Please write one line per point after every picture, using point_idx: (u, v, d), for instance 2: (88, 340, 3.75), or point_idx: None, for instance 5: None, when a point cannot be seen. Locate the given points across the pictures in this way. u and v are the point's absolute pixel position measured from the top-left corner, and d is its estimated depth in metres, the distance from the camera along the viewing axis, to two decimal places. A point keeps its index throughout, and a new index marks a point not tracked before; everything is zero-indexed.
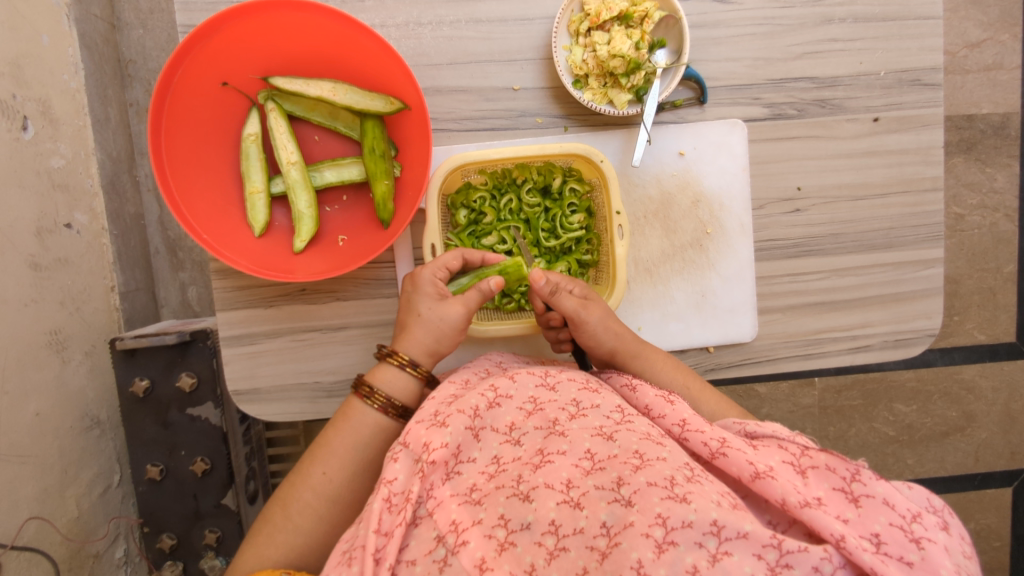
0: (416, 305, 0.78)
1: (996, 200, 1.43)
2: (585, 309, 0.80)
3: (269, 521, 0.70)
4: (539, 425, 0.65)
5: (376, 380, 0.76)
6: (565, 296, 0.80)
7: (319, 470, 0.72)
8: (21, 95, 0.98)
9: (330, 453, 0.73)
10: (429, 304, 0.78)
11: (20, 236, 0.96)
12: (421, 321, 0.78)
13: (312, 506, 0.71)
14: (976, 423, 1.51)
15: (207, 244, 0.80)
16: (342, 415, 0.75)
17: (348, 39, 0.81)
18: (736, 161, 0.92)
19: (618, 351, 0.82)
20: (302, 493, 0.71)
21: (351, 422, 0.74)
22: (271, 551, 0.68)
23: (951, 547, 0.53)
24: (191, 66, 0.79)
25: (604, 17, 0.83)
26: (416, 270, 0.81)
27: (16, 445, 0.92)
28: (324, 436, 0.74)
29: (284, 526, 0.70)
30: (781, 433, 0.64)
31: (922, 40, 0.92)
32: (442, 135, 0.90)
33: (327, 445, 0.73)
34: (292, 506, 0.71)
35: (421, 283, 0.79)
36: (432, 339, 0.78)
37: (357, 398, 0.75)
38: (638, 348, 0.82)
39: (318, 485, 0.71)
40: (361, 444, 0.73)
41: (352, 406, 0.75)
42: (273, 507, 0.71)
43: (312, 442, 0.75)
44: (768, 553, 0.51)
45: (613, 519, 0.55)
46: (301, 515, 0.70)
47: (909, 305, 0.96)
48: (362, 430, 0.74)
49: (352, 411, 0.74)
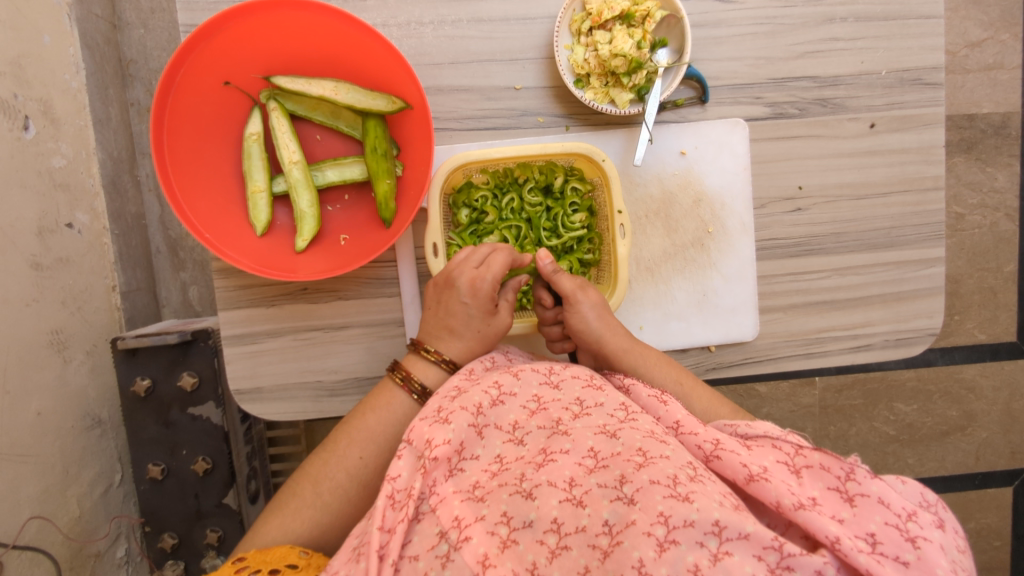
0: (479, 323, 0.79)
1: (996, 200, 1.44)
2: (583, 291, 0.82)
3: (297, 495, 0.71)
4: (543, 424, 0.66)
5: (413, 368, 0.78)
6: (564, 277, 0.84)
7: (357, 453, 0.73)
8: (22, 94, 0.98)
9: (370, 437, 0.74)
10: (488, 321, 0.79)
11: (21, 236, 0.96)
12: (475, 330, 0.79)
13: (343, 488, 0.71)
14: (977, 423, 1.52)
15: (210, 243, 0.80)
16: (383, 399, 0.76)
17: (350, 39, 0.81)
18: (737, 161, 0.93)
19: (609, 343, 0.81)
20: (336, 473, 0.72)
21: (392, 409, 0.75)
22: (295, 525, 0.69)
23: (947, 546, 0.53)
24: (193, 65, 0.79)
25: (605, 16, 0.83)
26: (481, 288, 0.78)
27: (18, 445, 0.92)
28: (365, 419, 0.75)
29: (313, 503, 0.70)
30: (774, 433, 0.65)
31: (924, 39, 0.92)
32: (443, 134, 0.90)
33: (368, 429, 0.74)
34: (323, 484, 0.71)
35: (487, 302, 0.79)
36: (482, 347, 0.80)
37: (402, 388, 0.76)
38: (630, 344, 0.82)
39: (353, 467, 0.72)
40: (399, 432, 0.75)
41: (396, 395, 0.76)
42: (302, 481, 0.72)
43: (349, 423, 0.75)
44: (769, 555, 0.51)
45: (615, 517, 0.55)
46: (331, 494, 0.71)
47: (911, 304, 0.96)
48: (403, 418, 0.75)
49: (396, 400, 0.76)
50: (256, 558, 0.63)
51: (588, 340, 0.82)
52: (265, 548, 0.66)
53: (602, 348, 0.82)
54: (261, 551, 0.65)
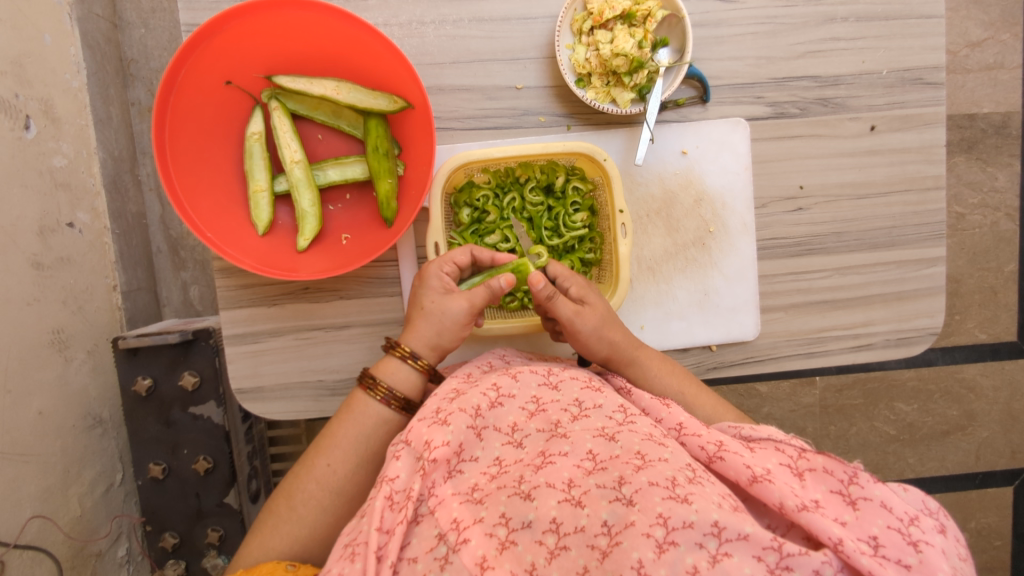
0: (420, 298, 0.78)
1: (996, 199, 1.44)
2: (581, 316, 0.78)
3: (274, 512, 0.72)
4: (541, 427, 0.66)
5: (381, 372, 0.76)
6: (562, 301, 0.78)
7: (323, 462, 0.73)
8: (23, 94, 0.98)
9: (334, 445, 0.73)
10: (433, 297, 0.77)
11: (23, 235, 0.96)
12: (428, 315, 0.77)
13: (317, 498, 0.71)
14: (977, 422, 1.52)
15: (211, 242, 0.80)
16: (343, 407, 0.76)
17: (352, 38, 0.81)
18: (739, 160, 0.93)
19: (613, 357, 0.81)
20: (306, 485, 0.72)
21: (355, 414, 0.75)
22: (276, 541, 0.70)
23: (948, 550, 0.53)
24: (195, 64, 0.79)
25: (607, 16, 0.83)
26: (423, 265, 0.80)
27: (19, 444, 0.92)
28: (329, 428, 0.75)
29: (289, 518, 0.71)
30: (778, 436, 0.65)
31: (925, 38, 0.92)
32: (445, 134, 0.90)
33: (330, 437, 0.74)
34: (296, 497, 0.71)
35: (427, 278, 0.79)
36: (434, 333, 0.77)
37: (362, 390, 0.75)
38: (633, 355, 0.81)
39: (321, 476, 0.72)
40: (364, 436, 0.74)
41: (357, 399, 0.75)
42: (278, 499, 0.72)
43: (317, 434, 0.76)
44: (768, 555, 0.51)
45: (613, 518, 0.55)
46: (306, 506, 0.71)
47: (912, 303, 0.96)
48: (368, 423, 0.74)
49: (356, 403, 0.75)
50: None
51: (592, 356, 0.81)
52: (249, 567, 0.67)
53: (606, 364, 0.81)
54: (247, 570, 0.65)
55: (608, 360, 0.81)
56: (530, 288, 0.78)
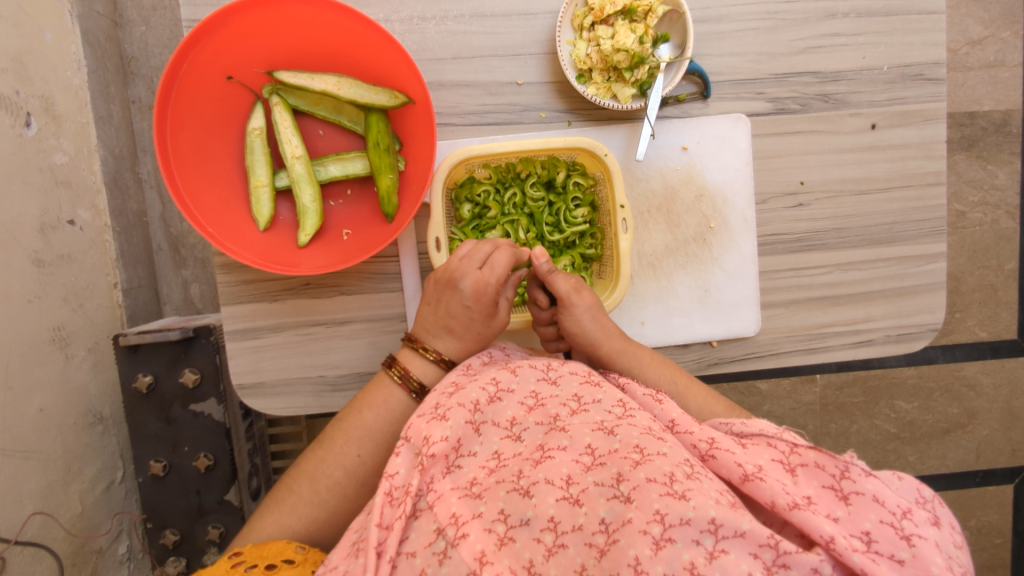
0: (474, 326, 0.78)
1: (997, 197, 1.44)
2: (578, 293, 0.81)
3: (294, 492, 0.71)
4: (540, 421, 0.66)
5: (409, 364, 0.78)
6: (560, 277, 0.82)
7: (355, 451, 0.73)
8: (24, 91, 0.98)
9: (368, 435, 0.74)
10: (486, 323, 0.79)
11: (23, 232, 0.96)
12: (482, 338, 0.80)
13: (341, 485, 0.72)
14: (977, 420, 1.52)
15: (212, 237, 0.80)
16: (380, 396, 0.76)
17: (353, 33, 0.81)
18: (739, 156, 0.93)
19: (604, 345, 0.81)
20: (333, 471, 0.72)
21: (390, 407, 0.75)
22: (293, 521, 0.69)
23: (942, 543, 0.53)
24: (197, 59, 0.79)
25: (607, 11, 0.83)
26: (473, 291, 0.77)
27: (20, 440, 0.92)
28: (361, 416, 0.75)
29: (311, 500, 0.70)
30: (769, 431, 0.65)
31: (926, 34, 0.92)
32: (446, 129, 0.90)
33: (364, 426, 0.74)
34: (321, 482, 0.71)
35: (481, 305, 0.77)
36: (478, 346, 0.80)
37: (403, 390, 0.76)
38: (624, 345, 0.81)
39: (351, 465, 0.72)
40: (398, 430, 0.75)
41: (394, 393, 0.76)
42: (299, 478, 0.72)
43: (343, 419, 0.75)
44: (764, 553, 0.51)
45: (611, 516, 0.56)
46: (329, 492, 0.71)
47: (912, 299, 0.96)
48: (401, 417, 0.75)
49: (394, 397, 0.76)
50: (251, 554, 0.63)
51: (583, 342, 0.81)
52: (260, 543, 0.66)
53: (596, 349, 0.81)
54: (258, 546, 0.65)
55: (598, 343, 0.81)
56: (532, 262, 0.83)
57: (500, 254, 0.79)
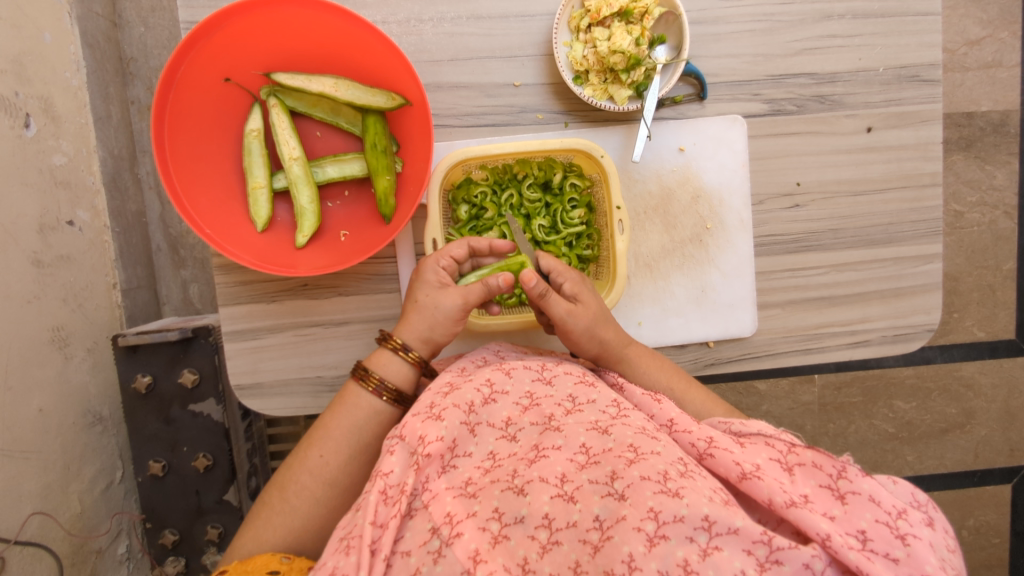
0: (415, 291, 0.79)
1: (996, 197, 1.44)
2: (573, 315, 0.78)
3: (267, 504, 0.72)
4: (535, 421, 0.66)
5: (375, 365, 0.77)
6: (555, 300, 0.78)
7: (317, 453, 0.73)
8: (24, 92, 0.99)
9: (326, 437, 0.74)
10: (428, 291, 0.78)
11: (23, 233, 0.96)
12: (420, 308, 0.78)
13: (309, 489, 0.72)
14: (976, 420, 1.52)
15: (210, 238, 0.81)
16: (338, 398, 0.77)
17: (350, 35, 0.81)
18: (736, 157, 0.93)
19: (604, 355, 0.81)
20: (299, 476, 0.72)
21: (348, 406, 0.75)
22: (269, 533, 0.70)
23: (936, 544, 0.54)
24: (194, 61, 0.79)
25: (604, 13, 0.83)
26: (422, 260, 0.81)
27: (19, 440, 0.92)
28: (322, 419, 0.76)
29: (282, 509, 0.71)
30: (767, 430, 0.65)
31: (921, 36, 0.92)
32: (443, 131, 0.90)
33: (324, 428, 0.74)
34: (289, 489, 0.72)
35: (424, 271, 0.80)
36: (425, 327, 0.78)
37: (355, 381, 0.76)
38: (624, 354, 0.81)
39: (314, 468, 0.72)
40: (359, 428, 0.74)
41: (350, 390, 0.76)
42: (272, 489, 0.73)
43: (310, 427, 0.76)
44: (758, 549, 0.51)
45: (606, 513, 0.56)
46: (298, 497, 0.71)
47: (909, 300, 0.96)
48: (361, 413, 0.75)
49: (349, 395, 0.76)
50: (236, 570, 0.63)
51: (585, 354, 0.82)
52: (242, 559, 0.67)
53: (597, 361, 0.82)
54: (242, 562, 0.65)
55: (598, 358, 0.81)
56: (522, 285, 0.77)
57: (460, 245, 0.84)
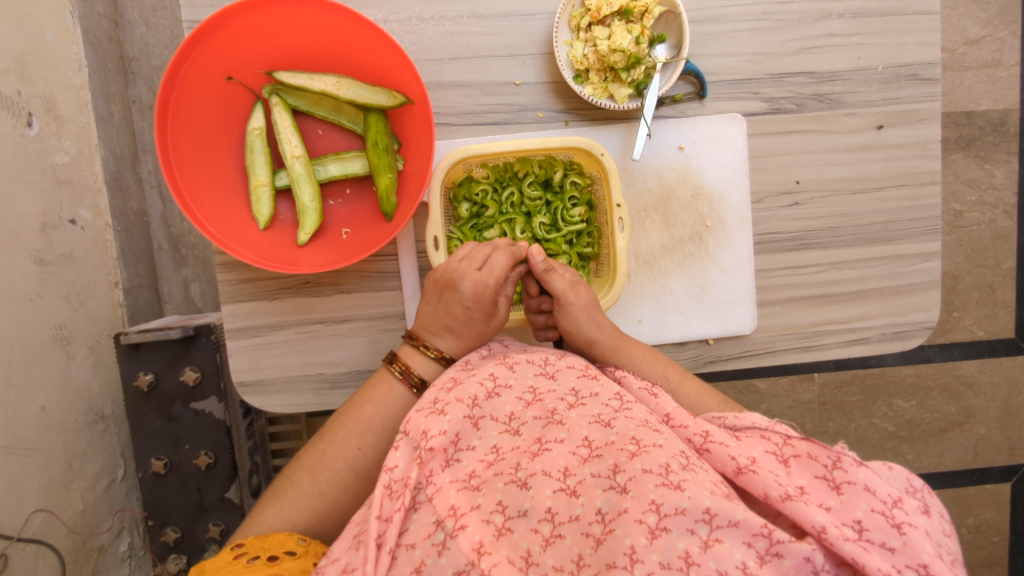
0: (473, 322, 0.79)
1: (995, 196, 1.44)
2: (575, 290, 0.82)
3: (295, 483, 0.71)
4: (538, 415, 0.66)
5: (410, 360, 0.80)
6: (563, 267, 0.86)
7: (356, 444, 0.74)
8: (26, 91, 0.99)
9: (369, 429, 0.75)
10: (486, 320, 0.80)
11: (25, 231, 0.96)
12: (479, 334, 0.81)
13: (341, 477, 0.73)
14: (976, 418, 1.52)
15: (213, 236, 0.81)
16: (380, 390, 0.77)
17: (351, 33, 0.82)
18: (735, 155, 0.93)
19: (597, 342, 0.82)
20: (335, 463, 0.73)
21: (390, 401, 0.77)
22: (295, 513, 0.70)
23: (932, 531, 0.54)
24: (197, 60, 0.79)
25: (604, 12, 0.84)
26: (473, 284, 0.78)
27: (22, 438, 0.93)
28: (359, 409, 0.76)
29: (311, 492, 0.71)
30: (762, 424, 0.65)
31: (920, 34, 0.93)
32: (444, 129, 0.91)
33: (365, 420, 0.75)
34: (321, 473, 0.72)
35: (482, 300, 0.78)
36: (478, 344, 0.82)
37: (404, 386, 0.78)
38: (616, 342, 0.82)
39: (351, 458, 0.73)
40: (397, 423, 0.76)
41: (393, 386, 0.77)
42: (300, 470, 0.72)
43: (344, 414, 0.76)
44: (758, 542, 0.52)
45: (608, 506, 0.56)
46: (330, 484, 0.72)
47: (907, 298, 0.97)
48: (404, 411, 0.77)
49: (393, 391, 0.77)
50: (254, 544, 0.64)
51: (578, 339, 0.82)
52: (268, 534, 0.66)
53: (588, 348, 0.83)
54: (263, 537, 0.66)
55: (593, 342, 0.82)
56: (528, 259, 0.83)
57: (499, 254, 0.81)
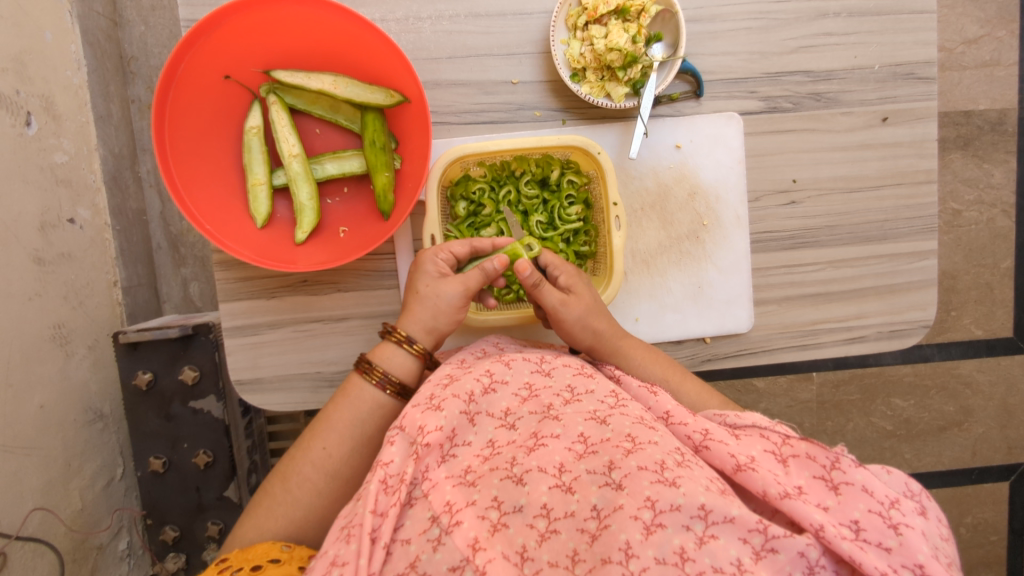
0: (415, 282, 0.80)
1: (993, 196, 1.44)
2: (566, 304, 0.80)
3: (270, 493, 0.73)
4: (534, 410, 0.66)
5: (379, 358, 0.78)
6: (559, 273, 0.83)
7: (319, 446, 0.74)
8: (25, 91, 1.00)
9: (329, 428, 0.74)
10: (427, 281, 0.79)
11: (23, 230, 0.97)
12: (422, 299, 0.79)
13: (311, 480, 0.72)
14: (974, 418, 1.53)
15: (211, 235, 0.81)
16: (343, 391, 0.77)
17: (348, 32, 0.82)
18: (732, 154, 0.94)
19: (596, 348, 0.82)
20: (302, 467, 0.73)
21: (350, 398, 0.76)
22: (272, 522, 0.71)
23: (929, 532, 0.54)
24: (194, 59, 0.80)
25: (601, 10, 0.84)
26: (420, 252, 0.82)
27: (20, 437, 0.93)
28: (326, 412, 0.76)
29: (284, 499, 0.72)
30: (763, 423, 0.65)
31: (917, 34, 0.93)
32: (441, 128, 0.91)
33: (327, 421, 0.75)
34: (291, 479, 0.72)
35: (422, 261, 0.81)
36: (429, 316, 0.79)
37: (358, 374, 0.77)
38: (616, 345, 0.82)
39: (317, 460, 0.73)
40: (359, 419, 0.75)
41: (352, 383, 0.77)
42: (275, 480, 0.74)
43: (313, 419, 0.77)
44: (754, 537, 0.52)
45: (603, 502, 0.57)
46: (301, 488, 0.72)
47: (904, 296, 0.97)
48: (364, 405, 0.75)
49: (352, 388, 0.76)
50: (238, 557, 0.65)
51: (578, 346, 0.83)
52: (244, 547, 0.68)
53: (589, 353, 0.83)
54: (241, 549, 0.67)
55: (592, 350, 0.82)
56: (517, 274, 0.78)
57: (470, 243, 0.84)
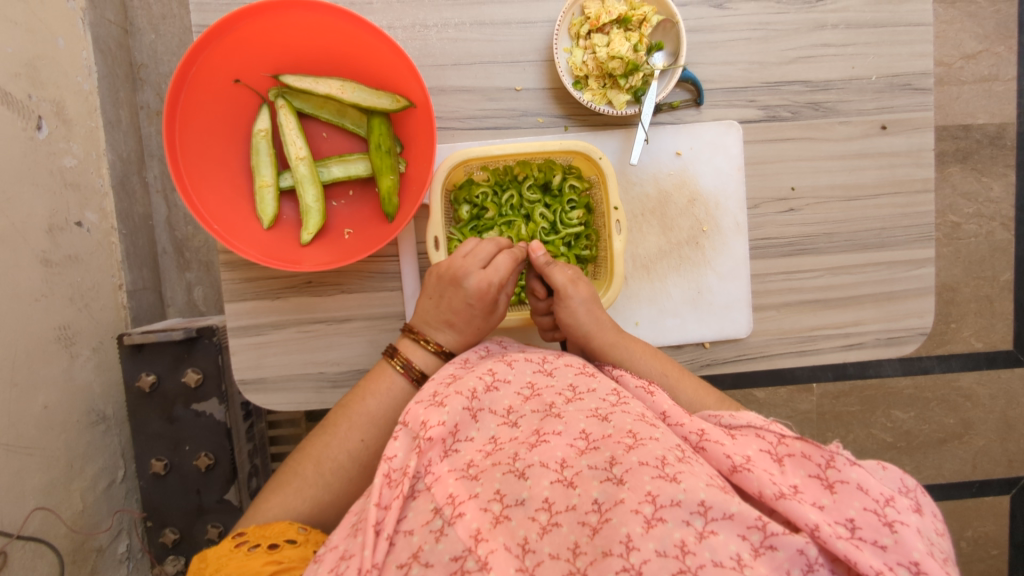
0: (474, 321, 0.81)
1: (992, 209, 1.46)
2: (574, 285, 0.83)
3: (299, 474, 0.72)
4: (536, 408, 0.67)
5: (410, 355, 0.80)
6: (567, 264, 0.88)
7: (359, 436, 0.75)
8: (36, 95, 1.02)
9: (371, 420, 0.76)
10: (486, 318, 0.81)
11: (32, 232, 0.98)
12: (478, 331, 0.83)
13: (344, 470, 0.74)
14: (974, 430, 1.53)
15: (217, 234, 0.83)
16: (384, 383, 0.78)
17: (355, 38, 0.84)
18: (732, 161, 0.95)
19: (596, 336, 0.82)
20: (338, 455, 0.74)
21: (392, 392, 0.78)
22: (299, 503, 0.71)
23: (925, 530, 0.55)
24: (206, 62, 0.82)
25: (603, 20, 0.87)
26: (479, 285, 0.79)
27: (24, 437, 0.94)
28: (362, 401, 0.77)
29: (315, 483, 0.72)
30: (758, 422, 0.66)
31: (913, 46, 0.95)
32: (446, 133, 0.93)
33: (369, 411, 0.76)
34: (325, 465, 0.73)
35: (485, 300, 0.80)
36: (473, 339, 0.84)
37: (395, 369, 0.79)
38: (616, 339, 0.83)
39: (355, 450, 0.74)
40: (399, 417, 0.77)
41: (393, 377, 0.78)
42: (305, 461, 0.73)
43: (348, 406, 0.77)
44: (753, 534, 0.53)
45: (604, 496, 0.57)
46: (332, 476, 0.73)
47: (902, 303, 0.98)
48: (407, 405, 0.78)
49: (394, 383, 0.78)
50: (255, 533, 0.65)
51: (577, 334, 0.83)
52: (267, 523, 0.67)
53: (588, 343, 0.83)
54: (267, 525, 0.66)
55: (591, 338, 0.83)
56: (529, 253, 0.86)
57: (502, 256, 0.82)
